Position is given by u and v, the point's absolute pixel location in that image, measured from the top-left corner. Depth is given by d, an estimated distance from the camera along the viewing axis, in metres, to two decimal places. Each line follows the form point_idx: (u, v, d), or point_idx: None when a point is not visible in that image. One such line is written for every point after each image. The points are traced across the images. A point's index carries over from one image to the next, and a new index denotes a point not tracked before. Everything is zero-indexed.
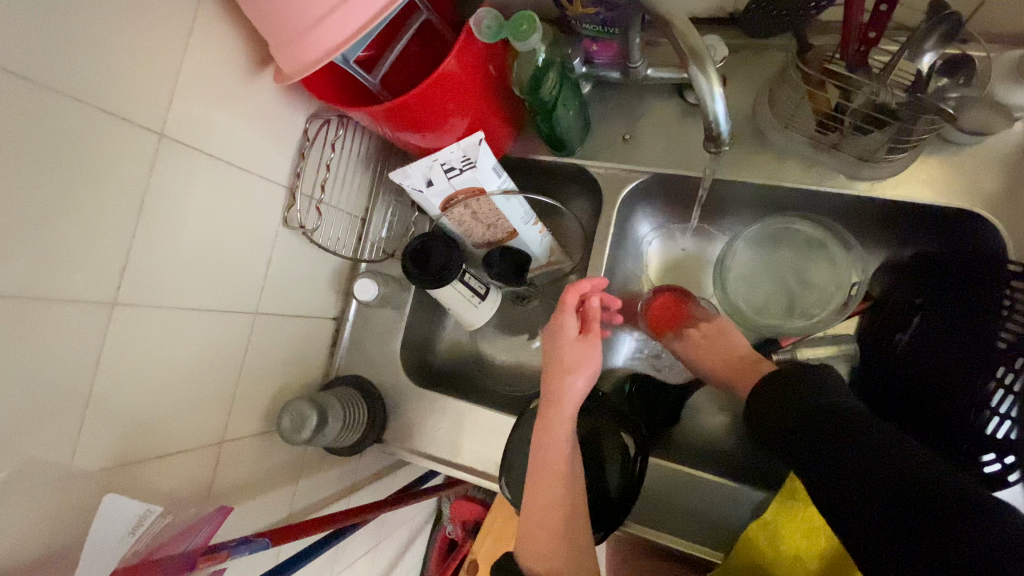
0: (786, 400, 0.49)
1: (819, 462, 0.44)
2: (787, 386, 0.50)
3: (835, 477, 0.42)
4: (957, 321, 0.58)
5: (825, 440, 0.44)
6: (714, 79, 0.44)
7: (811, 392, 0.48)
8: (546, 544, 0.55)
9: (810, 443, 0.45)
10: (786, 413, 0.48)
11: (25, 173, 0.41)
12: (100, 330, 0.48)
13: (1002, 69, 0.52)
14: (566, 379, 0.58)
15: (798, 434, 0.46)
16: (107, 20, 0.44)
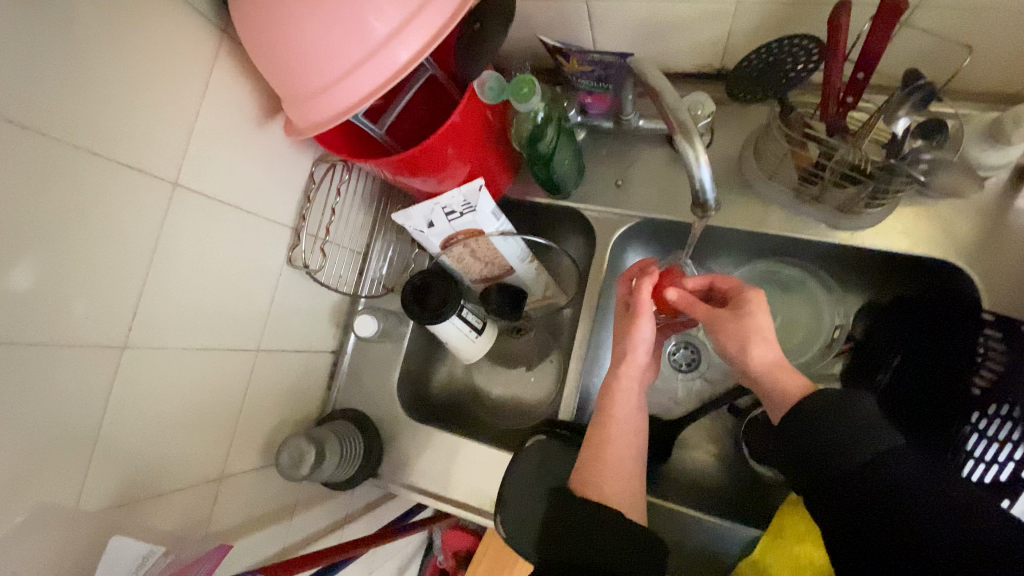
0: (811, 438, 0.43)
1: (849, 521, 0.39)
2: (816, 416, 0.44)
3: (869, 541, 0.38)
4: (944, 364, 0.60)
5: (864, 499, 0.39)
6: (699, 148, 0.49)
7: (844, 436, 0.41)
8: (607, 480, 0.55)
9: (844, 499, 0.40)
10: (816, 456, 0.42)
11: (45, 227, 0.43)
12: (110, 373, 0.49)
13: (974, 131, 0.56)
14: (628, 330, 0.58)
15: (826, 482, 0.42)
16: (129, 80, 0.47)
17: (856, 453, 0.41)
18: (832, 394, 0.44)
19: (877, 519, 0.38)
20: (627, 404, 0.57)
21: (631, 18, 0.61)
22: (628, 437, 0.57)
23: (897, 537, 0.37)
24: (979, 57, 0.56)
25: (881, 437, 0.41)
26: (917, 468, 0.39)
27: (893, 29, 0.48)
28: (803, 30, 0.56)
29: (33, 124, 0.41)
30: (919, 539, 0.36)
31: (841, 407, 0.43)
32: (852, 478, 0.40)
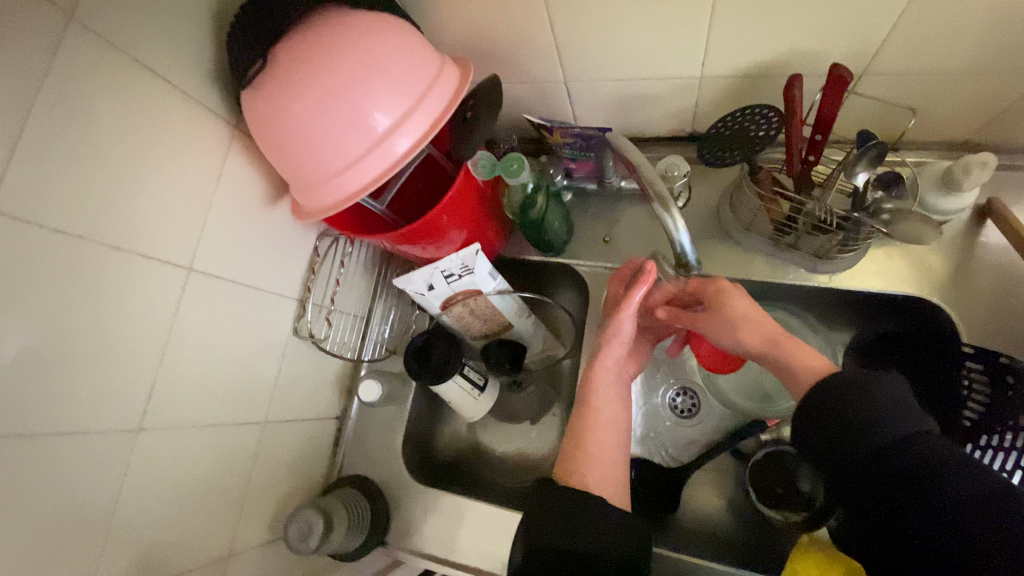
0: (843, 413, 0.43)
1: (887, 496, 0.40)
2: (844, 400, 0.43)
3: (907, 514, 0.39)
4: (932, 385, 0.62)
5: (904, 474, 0.40)
6: (678, 214, 0.53)
7: (879, 416, 0.42)
8: (589, 466, 0.56)
9: (869, 471, 0.42)
10: (848, 430, 0.42)
11: (72, 320, 0.45)
12: (124, 456, 0.50)
13: (928, 180, 0.60)
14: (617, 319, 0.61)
15: (861, 458, 0.42)
16: (154, 178, 0.51)
17: (884, 431, 0.41)
18: (868, 375, 0.44)
19: (917, 492, 0.39)
20: (610, 392, 0.61)
21: (607, 94, 0.67)
22: (616, 423, 0.60)
23: (930, 515, 0.38)
24: (924, 116, 0.61)
25: (918, 418, 0.41)
26: (948, 445, 0.40)
27: (841, 98, 0.53)
28: (764, 98, 0.62)
29: (73, 228, 0.45)
30: (944, 514, 0.38)
31: (877, 381, 0.43)
32: (889, 452, 0.41)
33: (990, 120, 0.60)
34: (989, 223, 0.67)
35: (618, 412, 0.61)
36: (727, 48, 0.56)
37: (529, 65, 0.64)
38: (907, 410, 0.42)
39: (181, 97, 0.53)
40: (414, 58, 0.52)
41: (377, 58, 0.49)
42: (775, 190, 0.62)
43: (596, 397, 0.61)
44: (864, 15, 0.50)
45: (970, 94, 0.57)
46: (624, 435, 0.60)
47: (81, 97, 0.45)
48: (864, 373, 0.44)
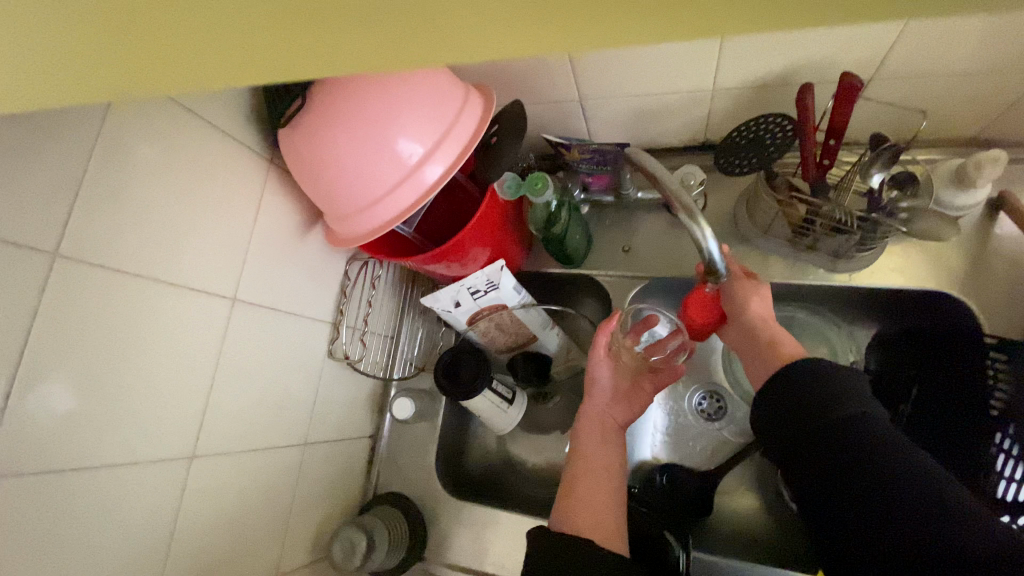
0: (809, 392, 0.48)
1: (839, 468, 0.44)
2: (805, 385, 0.49)
3: (856, 487, 0.43)
4: (959, 384, 0.63)
5: (851, 449, 0.44)
6: (705, 225, 0.55)
7: (835, 396, 0.47)
8: (578, 508, 0.57)
9: (822, 446, 0.46)
10: (817, 405, 0.47)
11: (129, 354, 0.47)
12: (179, 483, 0.52)
13: (941, 178, 0.62)
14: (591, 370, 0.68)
15: (819, 432, 0.46)
16: (202, 213, 0.53)
17: (839, 409, 0.46)
18: (826, 365, 0.50)
19: (866, 464, 0.43)
20: (595, 437, 0.64)
21: (622, 109, 0.69)
22: (604, 467, 0.61)
23: (871, 483, 0.42)
24: (934, 116, 0.63)
25: (868, 403, 0.47)
26: (894, 432, 0.45)
27: (853, 104, 0.55)
28: (777, 106, 0.64)
29: (132, 267, 0.47)
30: (885, 484, 0.42)
31: (839, 371, 0.49)
32: (843, 428, 0.45)
33: (999, 117, 0.61)
34: (1002, 215, 0.68)
35: (605, 456, 0.63)
36: (740, 60, 0.58)
37: (547, 86, 0.66)
38: (860, 395, 0.47)
39: (224, 135, 0.55)
40: (441, 90, 0.54)
41: (407, 93, 0.52)
42: (792, 194, 0.63)
43: (581, 444, 0.64)
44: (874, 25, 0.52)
45: (979, 93, 0.58)
46: (616, 478, 0.61)
47: (134, 140, 0.47)
48: (830, 365, 0.50)
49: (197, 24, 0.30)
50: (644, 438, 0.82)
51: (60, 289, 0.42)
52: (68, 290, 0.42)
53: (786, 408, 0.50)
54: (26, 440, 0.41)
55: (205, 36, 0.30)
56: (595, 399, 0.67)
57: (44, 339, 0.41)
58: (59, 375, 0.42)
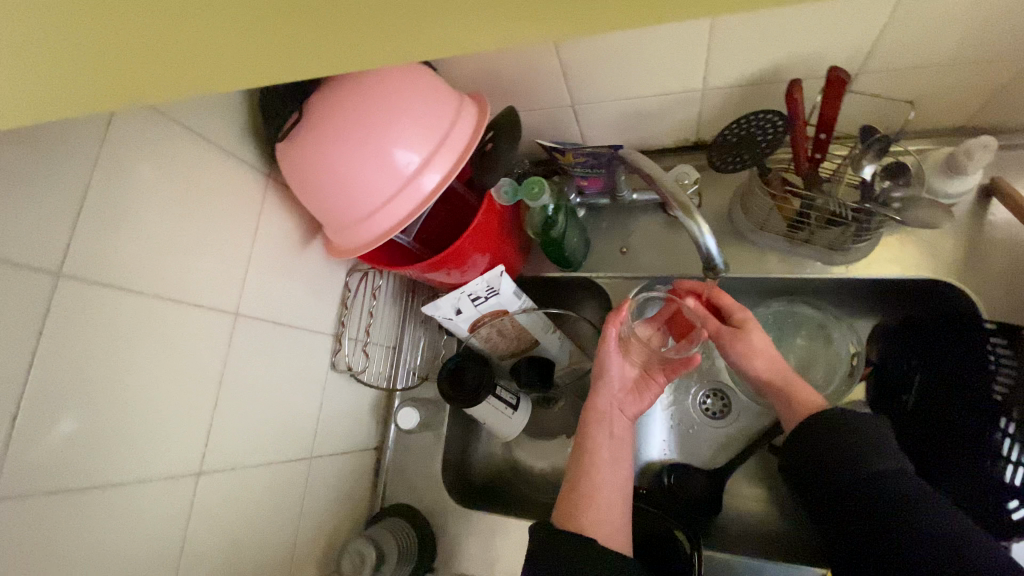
0: (831, 443, 0.51)
1: (859, 522, 0.48)
2: (828, 438, 0.51)
3: (877, 535, 0.46)
4: (959, 368, 0.63)
5: (877, 505, 0.47)
6: (702, 222, 0.55)
7: (859, 450, 0.49)
8: (584, 508, 0.57)
9: (850, 500, 0.49)
10: (841, 460, 0.50)
11: (134, 371, 0.47)
12: (187, 500, 0.52)
13: (932, 167, 0.63)
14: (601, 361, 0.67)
15: (846, 486, 0.49)
16: (203, 229, 0.54)
17: (865, 463, 0.49)
18: (853, 416, 0.52)
19: (887, 518, 0.46)
20: (602, 430, 0.64)
21: (614, 112, 0.70)
22: (611, 462, 0.62)
23: (894, 537, 0.45)
24: (921, 107, 0.64)
25: (894, 456, 0.49)
26: (921, 484, 0.47)
27: (841, 97, 0.56)
28: (766, 103, 0.65)
29: (136, 284, 0.47)
30: (908, 537, 0.44)
31: (864, 421, 0.51)
32: (871, 484, 0.48)
33: (985, 105, 0.62)
34: (994, 202, 0.69)
35: (612, 450, 0.63)
36: (729, 59, 0.59)
37: (539, 92, 0.67)
38: (888, 448, 0.49)
39: (222, 151, 0.56)
40: (436, 99, 0.55)
41: (404, 103, 0.53)
42: (785, 188, 0.64)
43: (588, 438, 0.64)
44: (858, 19, 0.53)
45: (964, 83, 0.59)
46: (624, 476, 0.61)
47: (134, 157, 0.47)
48: (854, 415, 0.52)
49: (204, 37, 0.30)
50: (650, 438, 0.82)
51: (65, 307, 0.42)
52: (72, 308, 0.43)
53: (813, 460, 0.52)
54: (33, 461, 0.40)
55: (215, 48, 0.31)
56: (604, 391, 0.66)
57: (48, 358, 0.41)
58: (65, 394, 0.42)
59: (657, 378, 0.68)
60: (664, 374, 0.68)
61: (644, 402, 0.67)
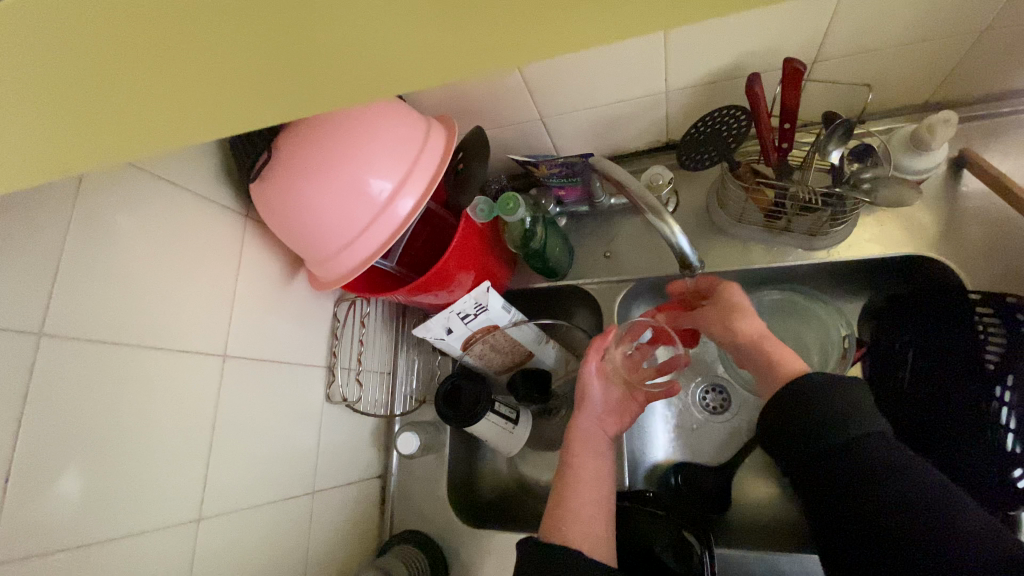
0: (813, 415, 0.50)
1: (838, 486, 0.48)
2: (800, 404, 0.52)
3: (865, 511, 0.45)
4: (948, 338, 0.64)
5: (852, 469, 0.47)
6: (672, 223, 0.56)
7: (834, 413, 0.49)
8: (567, 520, 0.57)
9: (828, 466, 0.49)
10: (814, 426, 0.50)
11: (122, 424, 0.47)
12: (189, 547, 0.52)
13: (898, 145, 0.63)
14: (585, 385, 0.68)
15: (822, 451, 0.49)
16: (183, 276, 0.54)
17: (845, 428, 0.49)
18: (828, 378, 0.52)
19: (870, 486, 0.46)
20: (586, 450, 0.64)
21: (583, 121, 0.71)
22: (595, 477, 0.62)
23: (875, 502, 0.45)
24: (881, 88, 0.65)
25: (873, 420, 0.49)
26: (901, 449, 0.47)
27: (799, 87, 0.56)
28: (730, 98, 0.66)
29: (119, 337, 0.48)
30: (891, 504, 0.44)
31: (842, 388, 0.51)
32: (848, 448, 0.48)
33: (944, 80, 0.63)
34: (965, 173, 0.70)
35: (596, 468, 0.63)
36: (687, 60, 0.60)
37: (506, 109, 0.68)
38: (864, 412, 0.49)
39: (197, 198, 0.56)
40: (403, 127, 0.56)
41: (371, 133, 0.54)
42: (757, 180, 0.65)
43: (573, 454, 0.64)
44: (807, 11, 0.54)
45: (919, 60, 0.61)
46: (606, 488, 0.61)
47: (107, 212, 0.47)
48: (826, 378, 0.52)
49: (161, 95, 0.30)
50: (653, 439, 0.81)
51: (47, 367, 0.42)
52: (54, 366, 0.43)
53: (789, 428, 0.52)
54: (31, 521, 0.41)
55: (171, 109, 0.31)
56: (589, 413, 0.67)
57: (36, 420, 0.41)
58: (57, 452, 0.42)
59: (637, 399, 0.70)
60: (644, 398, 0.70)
61: (625, 423, 0.69)
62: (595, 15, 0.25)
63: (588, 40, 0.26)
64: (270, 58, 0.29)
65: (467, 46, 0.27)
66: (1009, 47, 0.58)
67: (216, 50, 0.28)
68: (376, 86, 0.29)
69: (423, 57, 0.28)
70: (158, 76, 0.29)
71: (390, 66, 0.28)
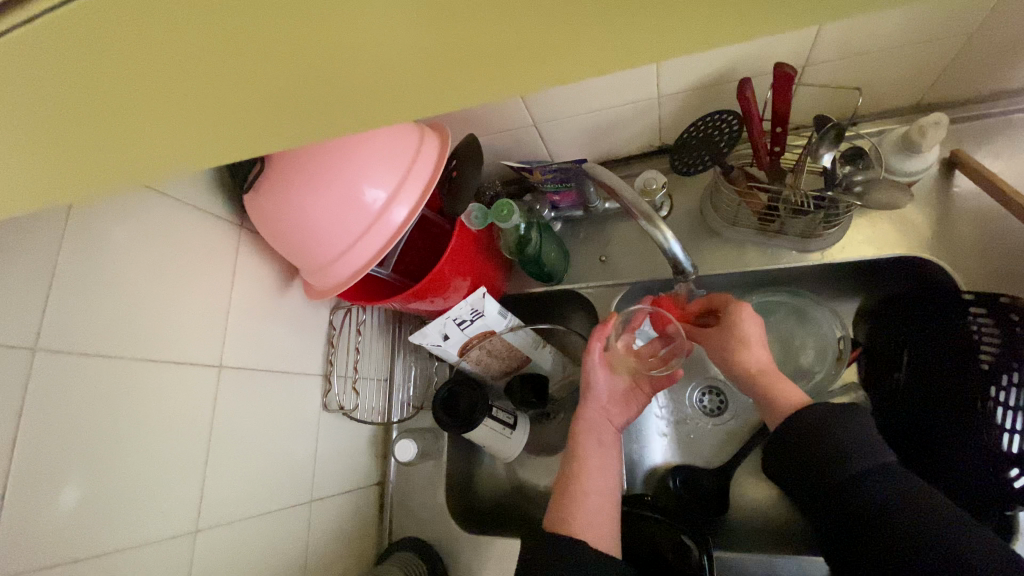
0: (819, 448, 0.50)
1: (854, 523, 0.47)
2: (807, 438, 0.51)
3: (884, 544, 0.45)
4: (942, 338, 0.64)
5: (864, 505, 0.47)
6: (665, 228, 0.56)
7: (843, 447, 0.49)
8: (573, 513, 0.56)
9: (841, 500, 0.48)
10: (822, 462, 0.49)
11: (118, 437, 0.47)
12: (187, 559, 0.52)
13: (889, 147, 0.64)
14: (591, 374, 0.68)
15: (833, 486, 0.49)
16: (177, 288, 0.54)
17: (854, 461, 0.48)
18: (833, 411, 0.51)
19: (883, 522, 0.45)
20: (592, 441, 0.64)
21: (576, 127, 0.71)
22: (601, 469, 0.61)
23: (889, 538, 0.44)
24: (871, 91, 0.66)
25: (882, 450, 0.48)
26: (914, 480, 0.47)
27: (790, 91, 0.57)
28: (722, 103, 0.66)
29: (114, 351, 0.48)
30: (907, 540, 0.43)
31: (846, 422, 0.50)
32: (857, 483, 0.48)
33: (934, 82, 0.64)
34: (957, 173, 0.70)
35: (603, 458, 0.63)
36: (678, 66, 0.60)
37: (499, 115, 0.68)
38: (872, 443, 0.49)
39: (191, 209, 0.56)
40: (397, 135, 0.56)
41: (363, 142, 0.54)
42: (750, 184, 0.65)
43: (580, 446, 0.63)
44: None
45: (908, 63, 0.61)
46: (611, 481, 0.61)
47: (100, 225, 0.47)
48: (830, 411, 0.52)
49: (140, 126, 0.29)
50: (651, 442, 0.81)
51: (42, 380, 0.42)
52: (49, 380, 0.43)
53: (798, 462, 0.52)
54: (30, 536, 0.41)
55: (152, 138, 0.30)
56: (594, 403, 0.67)
57: (32, 434, 0.41)
58: (53, 467, 0.42)
59: (643, 390, 0.70)
60: (648, 388, 0.70)
61: (630, 412, 0.69)
62: (579, 54, 0.24)
63: (571, 75, 0.25)
64: (247, 92, 0.27)
65: (449, 83, 0.26)
66: (998, 49, 0.58)
67: (193, 81, 0.27)
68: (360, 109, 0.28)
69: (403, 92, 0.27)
70: (138, 106, 0.29)
71: (368, 102, 0.27)
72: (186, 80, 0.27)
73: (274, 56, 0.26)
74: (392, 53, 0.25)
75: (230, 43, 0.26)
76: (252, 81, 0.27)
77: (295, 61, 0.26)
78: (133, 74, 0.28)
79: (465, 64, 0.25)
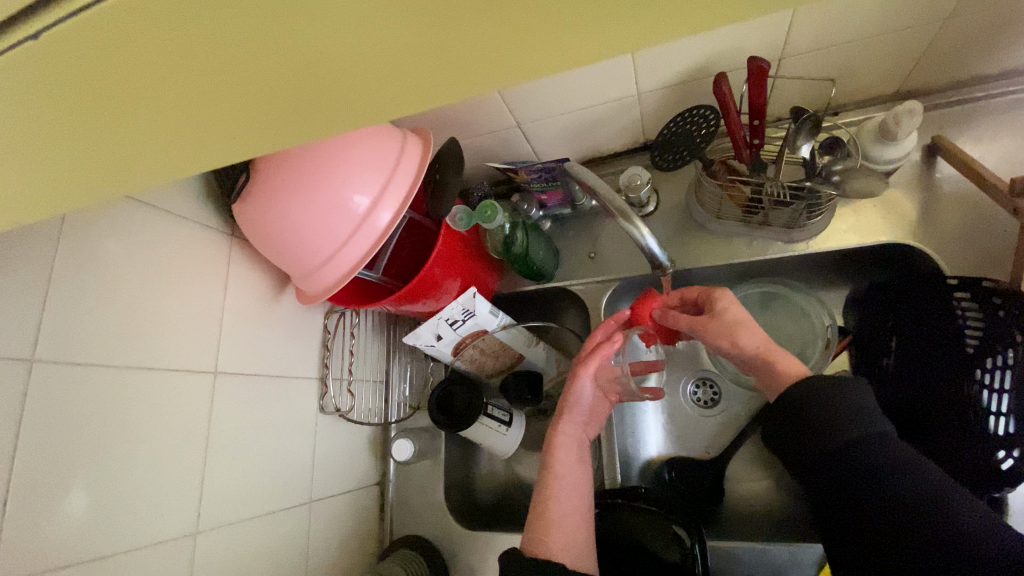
0: (810, 418, 0.49)
1: (844, 485, 0.47)
2: (801, 408, 0.50)
3: (878, 515, 0.45)
4: (927, 322, 0.65)
5: (858, 472, 0.46)
6: (641, 225, 0.57)
7: (840, 417, 0.48)
8: (551, 532, 0.58)
9: (838, 469, 0.47)
10: (818, 434, 0.49)
11: (117, 440, 0.49)
12: (187, 560, 0.53)
13: (869, 135, 0.64)
14: (575, 385, 0.67)
15: (831, 457, 0.48)
16: (166, 295, 0.55)
17: (853, 429, 0.47)
18: (832, 381, 0.50)
19: (878, 489, 0.45)
20: (571, 455, 0.65)
21: (559, 126, 0.72)
22: (576, 485, 0.62)
23: (884, 508, 0.44)
24: (849, 80, 0.66)
25: (874, 419, 0.48)
26: (901, 447, 0.46)
27: (766, 83, 0.57)
28: (701, 97, 0.67)
29: (110, 358, 0.49)
30: (901, 514, 0.43)
31: (844, 389, 0.49)
32: (852, 450, 0.47)
33: (911, 69, 0.64)
34: (939, 159, 0.70)
35: (577, 476, 0.63)
36: (654, 63, 0.61)
37: (481, 118, 0.69)
38: (868, 411, 0.48)
39: (181, 221, 0.58)
40: (376, 140, 0.57)
41: (344, 148, 0.55)
42: (732, 177, 0.66)
43: (558, 461, 0.64)
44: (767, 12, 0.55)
45: (882, 52, 0.62)
46: (588, 494, 0.63)
47: (93, 239, 0.49)
48: (835, 381, 0.50)
49: (127, 139, 0.31)
50: (646, 437, 0.82)
51: (41, 392, 0.44)
52: (47, 393, 0.44)
53: (791, 432, 0.51)
54: (38, 540, 0.43)
55: (138, 148, 0.31)
56: (573, 416, 0.67)
57: (34, 443, 0.43)
58: (56, 475, 0.44)
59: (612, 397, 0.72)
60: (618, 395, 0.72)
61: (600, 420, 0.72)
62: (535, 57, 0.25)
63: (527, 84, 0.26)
64: (221, 101, 0.29)
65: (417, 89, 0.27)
66: (971, 35, 0.59)
67: (166, 95, 0.29)
68: (326, 118, 0.29)
69: (374, 99, 0.28)
70: (124, 122, 0.30)
71: (340, 108, 0.28)
72: (159, 94, 0.29)
73: (243, 71, 0.27)
74: (357, 65, 0.26)
75: (197, 60, 0.27)
76: (223, 91, 0.28)
77: (263, 74, 0.27)
78: (114, 97, 0.29)
79: (423, 73, 0.26)
